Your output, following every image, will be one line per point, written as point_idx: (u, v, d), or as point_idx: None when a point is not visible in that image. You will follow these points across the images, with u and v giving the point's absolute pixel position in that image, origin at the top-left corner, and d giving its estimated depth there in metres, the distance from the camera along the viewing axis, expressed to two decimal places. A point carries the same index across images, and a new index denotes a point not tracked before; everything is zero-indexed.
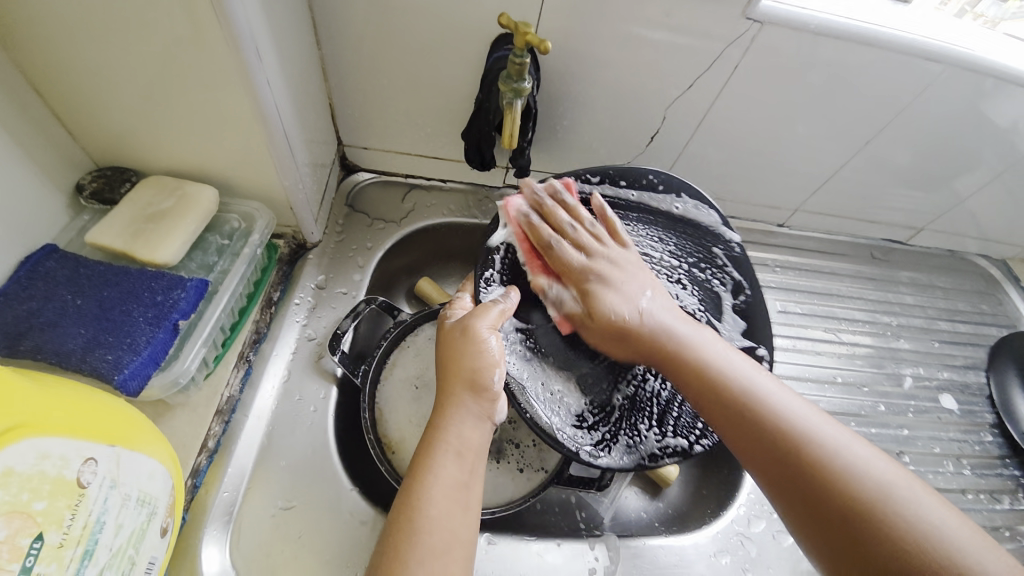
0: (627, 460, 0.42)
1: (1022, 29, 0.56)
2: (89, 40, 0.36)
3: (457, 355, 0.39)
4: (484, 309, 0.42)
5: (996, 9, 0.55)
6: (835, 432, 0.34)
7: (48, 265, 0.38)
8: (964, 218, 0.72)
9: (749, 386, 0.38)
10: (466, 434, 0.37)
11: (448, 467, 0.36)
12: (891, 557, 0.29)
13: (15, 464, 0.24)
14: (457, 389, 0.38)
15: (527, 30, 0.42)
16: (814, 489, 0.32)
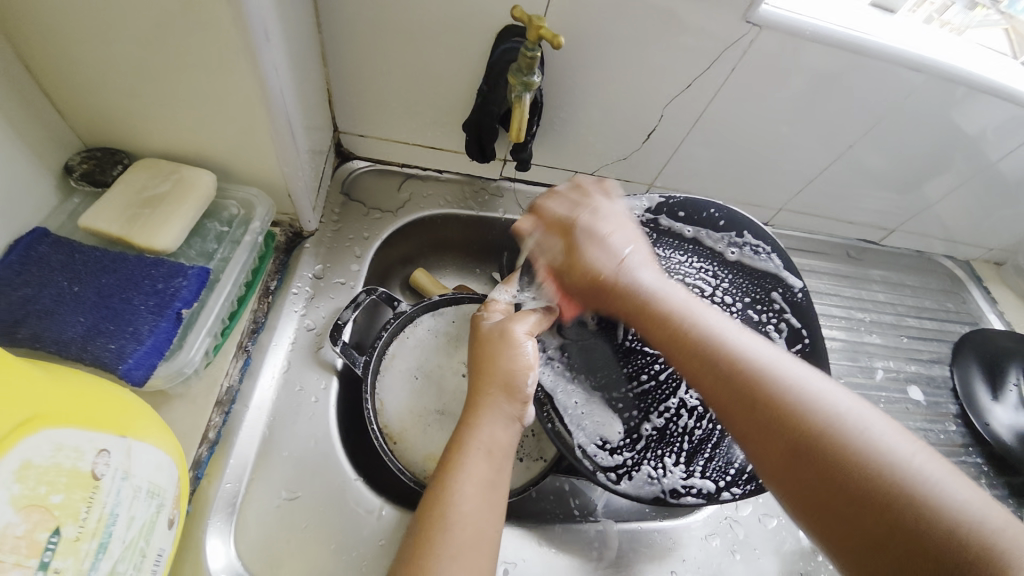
0: (647, 491, 0.44)
1: (988, 37, 0.60)
2: (86, 13, 0.35)
3: (493, 357, 0.43)
4: (524, 314, 0.46)
5: (963, 17, 0.59)
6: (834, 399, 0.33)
7: (40, 250, 0.36)
8: (933, 221, 0.76)
9: (726, 333, 0.38)
10: (498, 434, 0.40)
11: (481, 466, 0.38)
12: (896, 516, 0.28)
13: (33, 456, 0.23)
14: (492, 389, 0.42)
15: (540, 24, 0.43)
16: (785, 432, 0.33)
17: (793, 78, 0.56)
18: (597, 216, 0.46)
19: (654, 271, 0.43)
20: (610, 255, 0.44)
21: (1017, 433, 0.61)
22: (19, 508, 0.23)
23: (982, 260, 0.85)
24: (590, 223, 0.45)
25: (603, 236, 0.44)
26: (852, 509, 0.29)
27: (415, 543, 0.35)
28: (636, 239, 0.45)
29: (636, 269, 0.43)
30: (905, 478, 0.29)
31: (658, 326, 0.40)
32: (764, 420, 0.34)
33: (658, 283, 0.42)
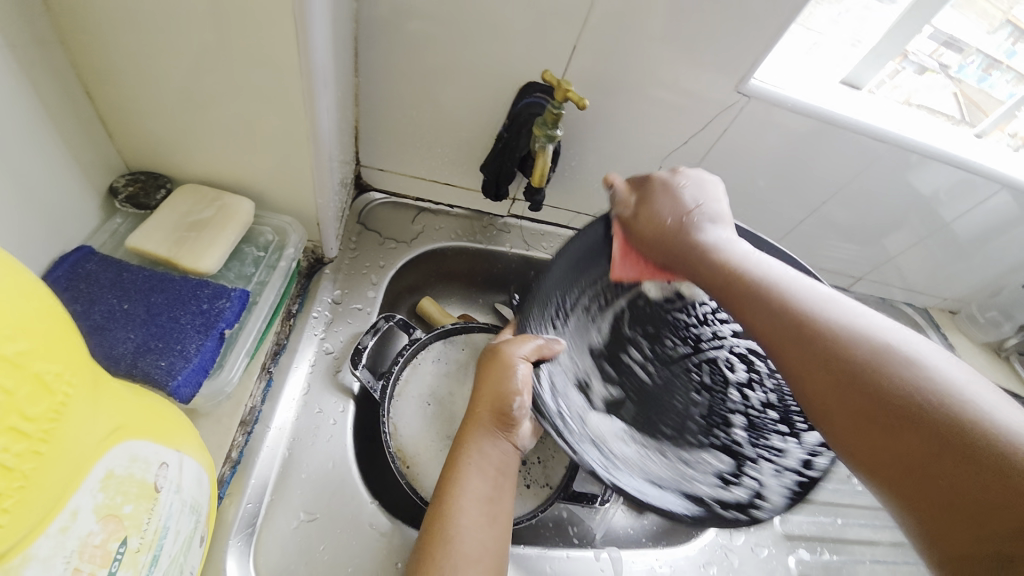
0: (788, 490, 0.43)
1: (932, 99, 0.67)
2: (159, 52, 0.38)
3: (487, 379, 0.44)
4: (524, 339, 0.46)
5: (913, 81, 0.65)
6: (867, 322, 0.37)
7: (89, 267, 0.39)
8: (894, 271, 0.85)
9: (767, 273, 0.42)
10: (494, 449, 0.42)
11: (474, 481, 0.40)
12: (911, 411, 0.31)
13: (115, 466, 0.24)
14: (485, 410, 0.43)
15: (568, 88, 0.49)
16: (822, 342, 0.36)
17: (779, 141, 0.62)
18: (690, 183, 0.48)
19: (725, 228, 0.47)
20: (675, 208, 0.47)
21: None
22: (100, 517, 0.23)
23: (939, 307, 0.93)
24: (693, 186, 0.48)
25: (675, 196, 0.47)
26: (885, 423, 0.31)
27: (418, 558, 0.37)
28: (721, 204, 0.48)
29: (694, 226, 0.46)
30: (923, 381, 0.32)
31: (701, 269, 0.45)
32: (797, 342, 0.37)
33: (725, 242, 0.45)
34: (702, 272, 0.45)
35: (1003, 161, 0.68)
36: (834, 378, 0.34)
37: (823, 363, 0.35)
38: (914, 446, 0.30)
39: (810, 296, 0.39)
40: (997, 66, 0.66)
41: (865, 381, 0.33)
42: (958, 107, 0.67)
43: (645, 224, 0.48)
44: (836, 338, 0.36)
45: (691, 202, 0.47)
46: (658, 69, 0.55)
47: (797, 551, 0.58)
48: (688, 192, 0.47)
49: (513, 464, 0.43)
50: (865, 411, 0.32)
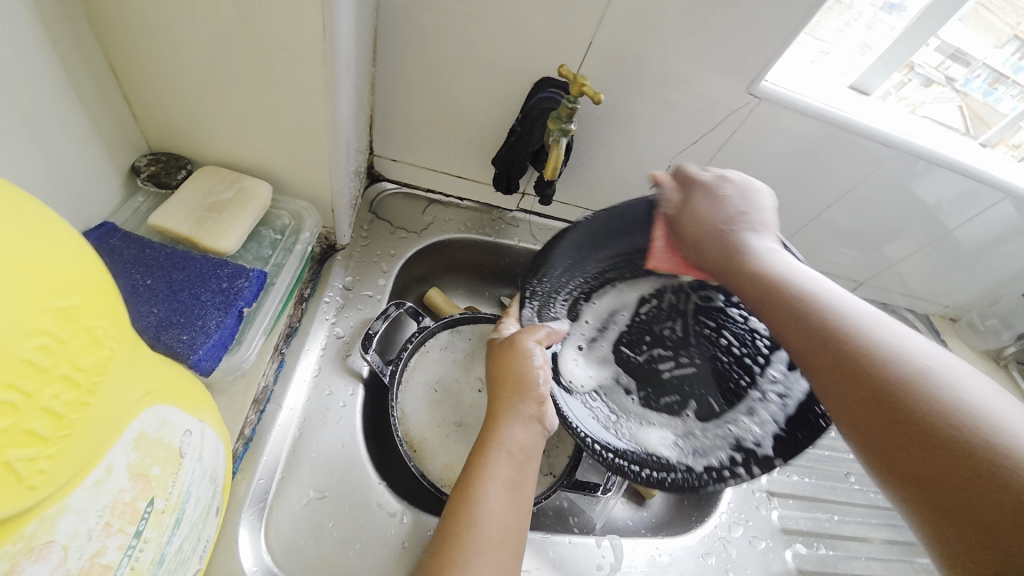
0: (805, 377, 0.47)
1: (940, 111, 0.68)
2: (187, 34, 0.39)
3: (506, 365, 0.47)
4: (533, 328, 0.49)
5: (920, 93, 0.66)
6: (891, 332, 0.35)
7: (114, 242, 0.39)
8: (896, 277, 0.85)
9: (788, 275, 0.41)
10: (522, 435, 0.43)
11: (501, 464, 0.41)
12: (928, 426, 0.29)
13: (146, 428, 0.25)
14: (509, 393, 0.45)
15: (583, 83, 0.50)
16: (837, 344, 0.35)
17: (789, 143, 0.63)
18: (738, 186, 0.47)
19: (768, 238, 0.45)
20: (717, 210, 0.46)
21: None
22: (130, 476, 0.24)
23: (940, 314, 0.94)
24: (741, 192, 0.47)
25: (721, 200, 0.46)
26: (909, 437, 0.30)
27: (444, 539, 0.37)
28: (767, 215, 0.47)
29: (736, 230, 0.45)
30: (949, 398, 0.30)
31: (735, 267, 0.44)
32: (815, 341, 0.36)
33: (770, 250, 0.44)
34: (729, 266, 0.44)
35: (1008, 170, 0.68)
36: (846, 373, 0.34)
37: (841, 361, 0.34)
38: (926, 432, 0.29)
39: (830, 301, 0.38)
40: (1004, 80, 0.67)
41: (879, 378, 0.32)
42: (962, 119, 0.69)
43: (693, 223, 0.47)
44: (849, 339, 0.35)
45: (739, 207, 0.46)
46: (672, 69, 0.56)
47: (794, 546, 0.59)
48: (736, 197, 0.47)
49: (538, 451, 0.44)
50: (873, 406, 0.32)
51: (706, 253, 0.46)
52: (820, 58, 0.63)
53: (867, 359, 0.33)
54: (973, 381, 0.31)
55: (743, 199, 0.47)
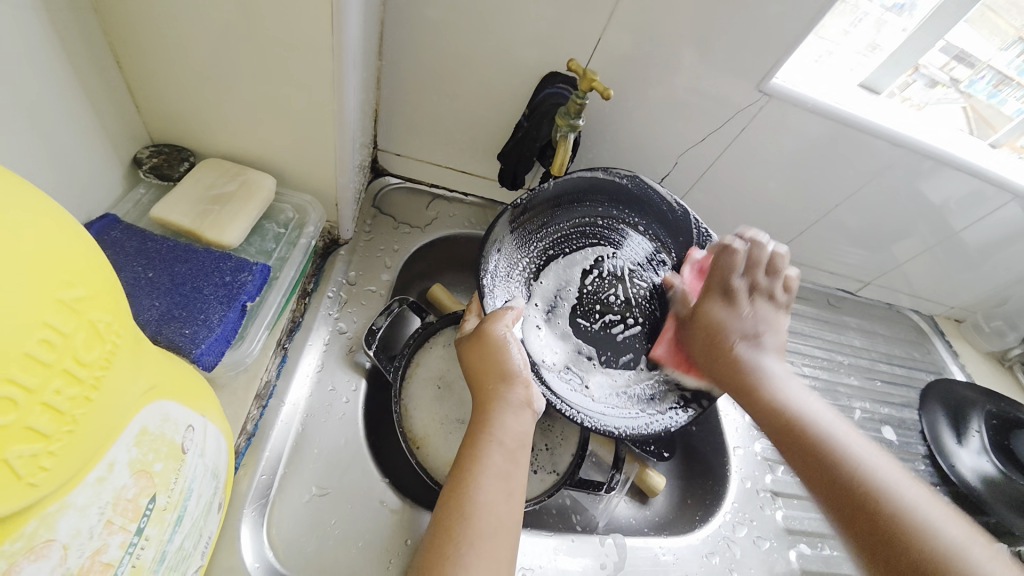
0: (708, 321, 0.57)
1: (944, 112, 0.67)
2: (191, 23, 0.38)
3: (483, 356, 0.47)
4: (497, 314, 0.49)
5: (924, 93, 0.65)
6: (884, 464, 0.44)
7: (114, 234, 0.39)
8: (902, 277, 0.85)
9: (807, 406, 0.49)
10: (512, 422, 0.44)
11: (494, 455, 0.41)
12: (913, 554, 0.37)
13: (149, 424, 0.25)
14: (494, 384, 0.46)
15: (593, 77, 0.49)
16: (835, 472, 0.44)
17: (798, 141, 0.62)
18: (761, 307, 0.57)
19: (771, 357, 0.54)
20: (741, 328, 0.55)
21: (980, 476, 0.67)
22: (133, 472, 0.24)
23: (944, 315, 0.94)
24: (761, 316, 0.56)
25: (749, 319, 0.56)
26: (889, 557, 0.38)
27: (438, 531, 0.37)
28: (767, 336, 0.56)
29: (755, 355, 0.54)
30: (924, 532, 0.38)
31: (743, 381, 0.52)
32: (808, 463, 0.45)
33: (773, 372, 0.53)
34: (734, 378, 0.53)
35: (1017, 172, 0.68)
36: (849, 498, 0.42)
37: (850, 492, 0.42)
38: (904, 557, 0.38)
39: (840, 432, 0.46)
40: (1007, 82, 0.66)
41: (878, 513, 0.40)
42: (966, 121, 0.68)
43: (706, 324, 0.56)
44: (845, 468, 0.44)
45: (760, 329, 0.56)
46: (682, 64, 0.55)
47: (799, 546, 0.58)
48: (764, 315, 0.56)
49: (528, 436, 0.45)
50: (876, 532, 0.40)
51: (714, 355, 0.54)
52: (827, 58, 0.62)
53: (877, 496, 0.41)
54: (983, 554, 0.37)
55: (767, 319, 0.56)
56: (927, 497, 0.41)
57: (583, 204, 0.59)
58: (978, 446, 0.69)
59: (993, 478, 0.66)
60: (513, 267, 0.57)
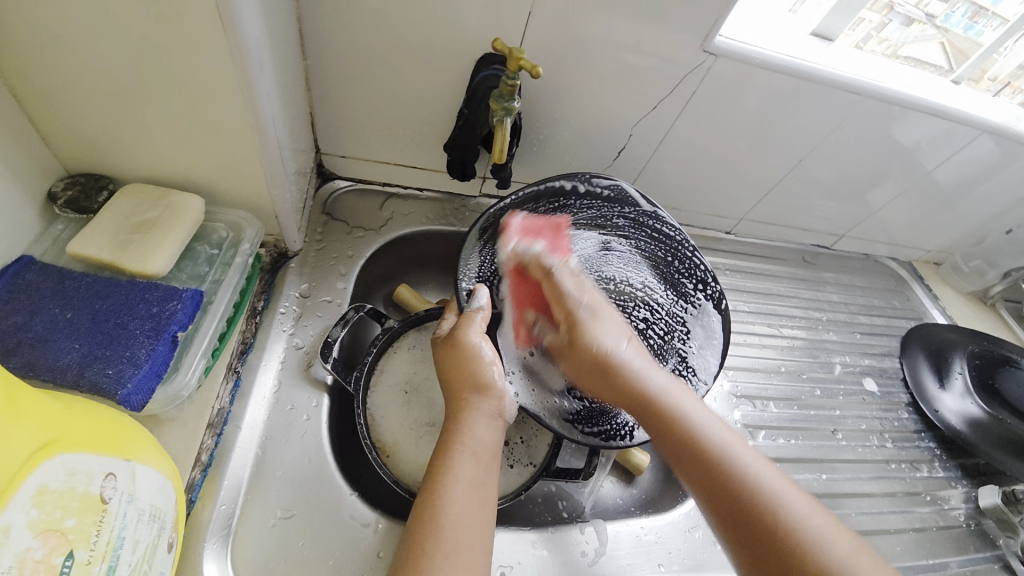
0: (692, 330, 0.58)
1: (920, 51, 0.67)
2: (81, 46, 0.35)
3: (457, 364, 0.47)
4: (469, 318, 0.49)
5: (900, 34, 0.65)
6: (765, 469, 0.41)
7: (29, 276, 0.38)
8: (876, 226, 0.83)
9: (691, 407, 0.45)
10: (483, 431, 0.44)
11: (465, 466, 0.40)
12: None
13: (49, 481, 0.25)
14: (467, 393, 0.45)
15: (520, 56, 0.47)
16: (721, 481, 0.40)
17: (753, 98, 0.60)
18: (590, 303, 0.54)
19: (637, 354, 0.50)
20: (604, 337, 0.51)
21: (966, 419, 0.67)
22: (37, 533, 0.24)
23: (923, 260, 0.93)
24: (592, 311, 0.54)
25: (604, 326, 0.52)
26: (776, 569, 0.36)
27: (410, 546, 0.36)
28: (629, 342, 0.52)
29: (632, 359, 0.50)
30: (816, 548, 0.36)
31: (613, 387, 0.49)
32: (689, 468, 0.42)
33: (646, 368, 0.49)
34: (598, 384, 0.50)
35: (981, 107, 0.66)
36: (739, 519, 0.39)
37: (744, 511, 0.39)
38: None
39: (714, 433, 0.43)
40: (982, 13, 0.66)
41: (771, 530, 0.37)
42: (943, 57, 0.68)
43: (575, 346, 0.52)
44: (731, 473, 0.41)
45: (618, 334, 0.52)
46: (619, 31, 0.53)
47: None
48: (604, 317, 0.53)
49: (501, 445, 0.44)
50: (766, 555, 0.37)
51: (569, 352, 0.53)
52: (797, 9, 0.63)
53: (774, 514, 0.38)
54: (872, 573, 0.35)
55: (593, 313, 0.53)
56: (820, 515, 0.38)
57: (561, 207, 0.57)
58: (962, 388, 0.69)
59: (980, 420, 0.66)
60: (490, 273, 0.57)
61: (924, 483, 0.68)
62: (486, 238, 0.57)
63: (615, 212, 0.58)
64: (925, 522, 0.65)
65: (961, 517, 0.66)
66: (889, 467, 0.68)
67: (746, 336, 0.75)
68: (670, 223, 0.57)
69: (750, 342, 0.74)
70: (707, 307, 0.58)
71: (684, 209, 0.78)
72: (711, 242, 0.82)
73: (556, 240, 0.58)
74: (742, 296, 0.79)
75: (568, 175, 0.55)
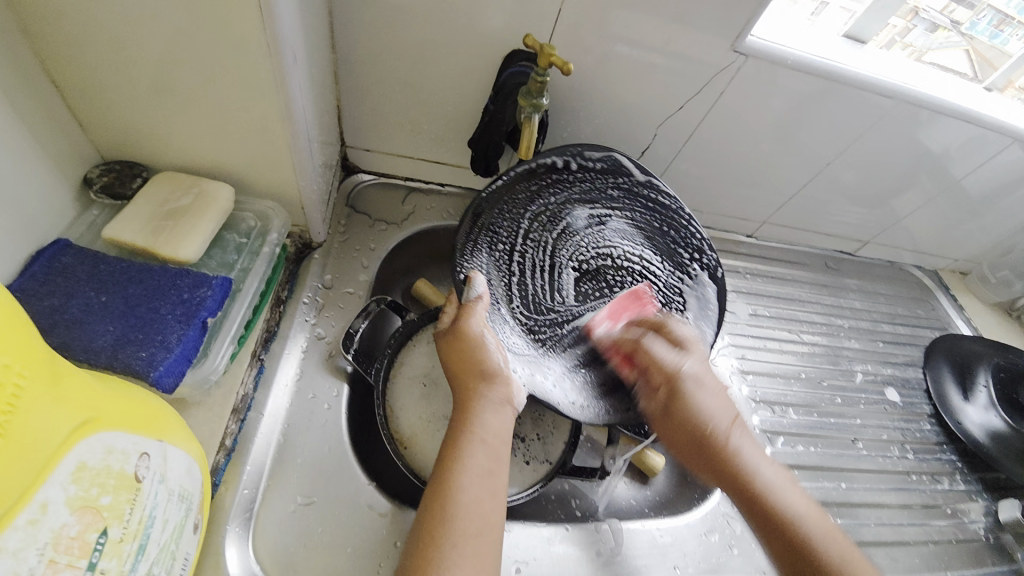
0: (691, 302, 0.58)
1: (946, 58, 0.65)
2: (122, 33, 0.36)
3: (461, 355, 0.46)
4: (470, 309, 0.48)
5: (924, 40, 0.64)
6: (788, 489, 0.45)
7: (65, 260, 0.39)
8: (902, 233, 0.82)
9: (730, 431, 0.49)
10: (492, 420, 0.43)
11: (476, 456, 0.40)
12: None
13: (88, 459, 0.26)
14: (473, 382, 0.45)
15: (551, 52, 0.47)
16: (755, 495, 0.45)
17: (782, 100, 0.59)
18: (694, 367, 0.52)
19: (711, 395, 0.51)
20: (709, 416, 0.50)
21: (987, 431, 0.65)
22: (74, 509, 0.24)
23: (949, 269, 0.91)
24: (697, 380, 0.51)
25: (708, 403, 0.50)
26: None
27: (421, 535, 0.36)
28: (717, 394, 0.51)
29: (743, 448, 0.48)
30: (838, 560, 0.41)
31: (703, 444, 0.48)
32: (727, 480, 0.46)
33: (705, 392, 0.51)
34: (704, 454, 0.48)
35: (1017, 114, 0.64)
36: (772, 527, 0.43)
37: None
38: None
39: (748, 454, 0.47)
40: (1009, 22, 0.64)
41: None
42: (968, 64, 0.66)
43: (681, 417, 0.50)
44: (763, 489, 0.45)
45: (725, 409, 0.50)
46: (649, 29, 0.52)
47: None
48: (706, 387, 0.51)
49: (512, 434, 0.44)
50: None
51: (674, 421, 0.50)
52: (816, 14, 0.61)
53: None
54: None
55: (694, 386, 0.51)
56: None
57: (556, 182, 0.57)
58: (986, 401, 0.68)
59: (1003, 433, 0.65)
60: (487, 260, 0.55)
61: (945, 496, 0.67)
62: (481, 221, 0.55)
63: (608, 184, 0.57)
64: (945, 536, 0.64)
65: (980, 531, 0.65)
66: (909, 478, 0.67)
67: (765, 340, 0.74)
68: (665, 191, 0.57)
69: (770, 347, 0.73)
70: (703, 278, 0.58)
71: (706, 211, 0.77)
72: (731, 245, 0.81)
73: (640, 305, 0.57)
74: (762, 300, 0.78)
75: (559, 151, 0.54)
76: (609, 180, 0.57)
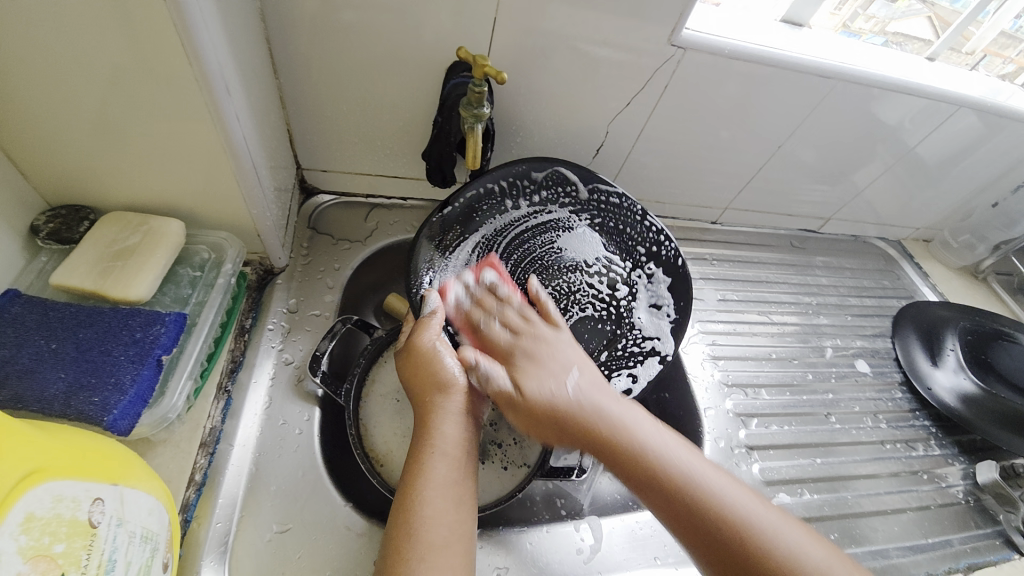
0: (646, 298, 0.61)
1: (906, 27, 0.68)
2: (53, 83, 0.36)
3: (418, 370, 0.47)
4: (425, 323, 0.49)
5: (887, 10, 0.66)
6: (641, 422, 0.45)
7: (14, 310, 0.39)
8: (863, 207, 0.83)
9: (582, 390, 0.47)
10: (453, 430, 0.44)
11: (439, 468, 0.41)
12: (679, 493, 0.41)
13: (36, 508, 0.26)
14: (430, 394, 0.45)
15: (485, 63, 0.48)
16: (603, 442, 0.44)
17: (731, 86, 0.60)
18: (543, 335, 0.52)
19: (574, 373, 0.48)
20: (548, 378, 0.48)
21: (959, 395, 0.67)
22: (27, 558, 0.25)
23: (912, 238, 0.93)
24: (531, 355, 0.50)
25: (550, 367, 0.49)
26: (661, 495, 0.42)
27: (390, 557, 0.36)
28: (574, 361, 0.50)
29: (585, 396, 0.46)
30: (688, 473, 0.42)
31: (546, 413, 0.46)
32: (582, 435, 0.45)
33: (566, 367, 0.49)
34: (563, 425, 0.45)
35: (959, 83, 0.66)
36: (622, 464, 0.43)
37: (692, 511, 0.40)
38: (670, 495, 0.41)
39: (598, 407, 0.46)
40: None
41: (733, 537, 0.39)
42: (931, 30, 0.69)
43: (529, 399, 0.46)
44: (609, 434, 0.44)
45: (568, 367, 0.49)
46: (585, 29, 0.53)
47: (778, 497, 0.61)
48: (557, 346, 0.50)
49: (474, 440, 0.45)
50: (720, 546, 0.39)
51: (516, 402, 0.47)
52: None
53: (729, 517, 0.40)
54: (817, 551, 0.39)
55: (542, 353, 0.50)
56: (767, 508, 0.41)
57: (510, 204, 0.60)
58: (955, 364, 0.69)
59: (975, 396, 0.66)
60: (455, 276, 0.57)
61: (920, 461, 0.68)
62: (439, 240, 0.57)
63: (559, 194, 0.61)
64: (924, 500, 0.65)
65: (958, 494, 0.66)
66: (884, 448, 0.68)
67: (737, 324, 0.75)
68: (613, 191, 0.61)
69: (741, 331, 0.75)
70: (658, 276, 0.62)
71: (668, 203, 0.78)
72: (697, 233, 0.82)
73: (502, 274, 0.57)
74: (730, 285, 0.79)
75: (503, 173, 0.58)
76: (560, 192, 0.61)
